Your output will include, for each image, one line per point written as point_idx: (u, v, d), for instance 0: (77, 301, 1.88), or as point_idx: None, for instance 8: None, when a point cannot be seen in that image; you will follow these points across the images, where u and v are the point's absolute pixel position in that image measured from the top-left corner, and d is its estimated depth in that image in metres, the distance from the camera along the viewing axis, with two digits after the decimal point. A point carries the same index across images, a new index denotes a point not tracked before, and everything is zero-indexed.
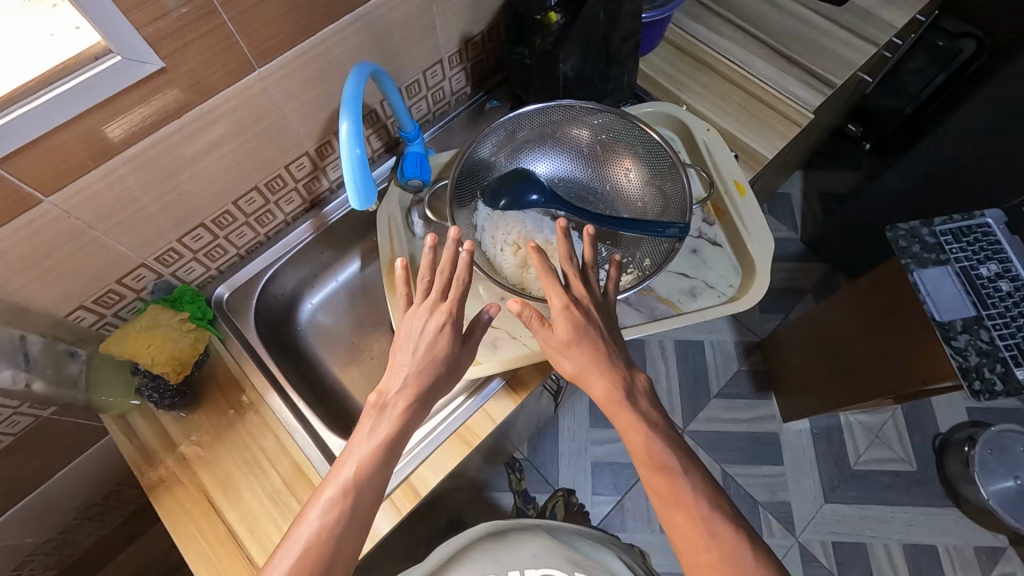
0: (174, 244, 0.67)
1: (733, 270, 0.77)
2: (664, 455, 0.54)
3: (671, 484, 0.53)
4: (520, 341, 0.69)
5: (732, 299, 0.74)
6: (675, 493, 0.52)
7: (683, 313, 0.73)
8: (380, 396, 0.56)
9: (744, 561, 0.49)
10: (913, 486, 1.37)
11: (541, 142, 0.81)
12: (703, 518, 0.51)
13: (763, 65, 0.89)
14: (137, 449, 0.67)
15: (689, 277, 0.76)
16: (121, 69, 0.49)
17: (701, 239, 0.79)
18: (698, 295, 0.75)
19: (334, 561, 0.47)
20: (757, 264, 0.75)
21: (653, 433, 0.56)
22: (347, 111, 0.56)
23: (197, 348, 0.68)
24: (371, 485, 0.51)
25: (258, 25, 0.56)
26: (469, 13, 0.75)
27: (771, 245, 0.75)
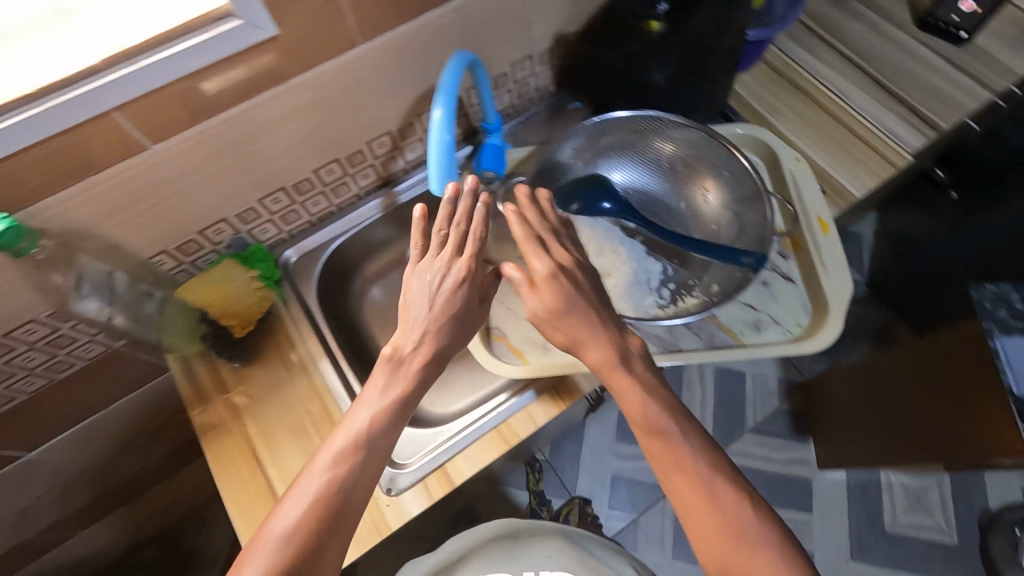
0: (254, 204, 0.70)
1: (802, 309, 0.73)
2: (665, 417, 0.53)
3: (674, 451, 0.52)
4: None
5: (799, 339, 0.71)
6: (676, 459, 0.52)
7: (744, 345, 0.71)
8: (395, 351, 0.56)
9: (743, 519, 0.50)
10: (950, 558, 1.29)
11: (622, 150, 0.78)
12: (705, 480, 0.51)
13: (863, 98, 0.85)
14: (193, 390, 0.71)
15: (754, 309, 0.74)
16: (238, 32, 0.51)
17: (774, 273, 0.76)
18: (762, 329, 0.73)
19: (342, 514, 0.48)
20: (831, 305, 0.71)
21: (650, 397, 0.55)
22: (440, 99, 0.58)
23: (261, 307, 0.71)
24: (382, 441, 0.52)
25: (367, 3, 0.57)
26: (567, 10, 0.74)
27: (849, 289, 0.71)
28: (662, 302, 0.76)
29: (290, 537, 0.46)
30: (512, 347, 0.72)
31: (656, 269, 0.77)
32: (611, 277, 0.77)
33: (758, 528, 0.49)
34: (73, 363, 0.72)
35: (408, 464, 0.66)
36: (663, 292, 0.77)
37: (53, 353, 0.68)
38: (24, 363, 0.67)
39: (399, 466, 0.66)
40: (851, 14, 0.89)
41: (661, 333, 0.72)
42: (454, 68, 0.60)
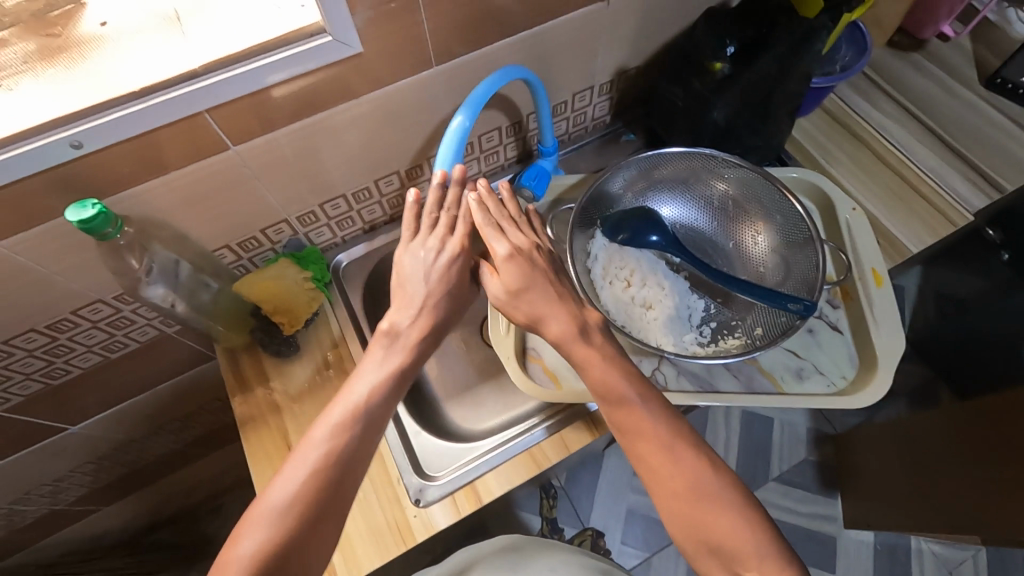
0: (315, 208, 0.73)
1: (849, 361, 0.72)
2: (627, 384, 0.53)
3: (637, 418, 0.51)
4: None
5: (844, 393, 0.69)
6: (641, 427, 0.50)
7: (785, 394, 0.70)
8: (391, 327, 0.59)
9: (707, 481, 0.47)
10: None
11: (673, 185, 0.80)
12: (667, 444, 0.49)
13: (925, 152, 0.84)
14: (237, 381, 0.73)
15: (798, 356, 0.73)
16: (327, 47, 0.53)
17: (821, 321, 0.74)
18: (804, 378, 0.71)
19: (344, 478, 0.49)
20: (881, 361, 0.69)
21: (612, 364, 0.55)
22: (466, 107, 0.59)
23: (310, 307, 0.73)
24: (381, 410, 0.54)
25: (447, 28, 0.59)
26: (631, 46, 0.75)
27: (901, 345, 0.69)
28: (702, 340, 0.75)
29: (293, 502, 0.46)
30: (548, 370, 0.71)
31: (699, 306, 0.77)
32: (652, 310, 0.76)
33: (726, 493, 0.47)
34: (127, 344, 0.75)
35: (438, 476, 0.66)
36: (704, 329, 0.76)
37: (111, 333, 0.72)
38: (85, 340, 0.71)
39: (429, 478, 0.66)
40: (915, 69, 0.89)
41: (699, 372, 0.71)
42: (498, 79, 0.60)
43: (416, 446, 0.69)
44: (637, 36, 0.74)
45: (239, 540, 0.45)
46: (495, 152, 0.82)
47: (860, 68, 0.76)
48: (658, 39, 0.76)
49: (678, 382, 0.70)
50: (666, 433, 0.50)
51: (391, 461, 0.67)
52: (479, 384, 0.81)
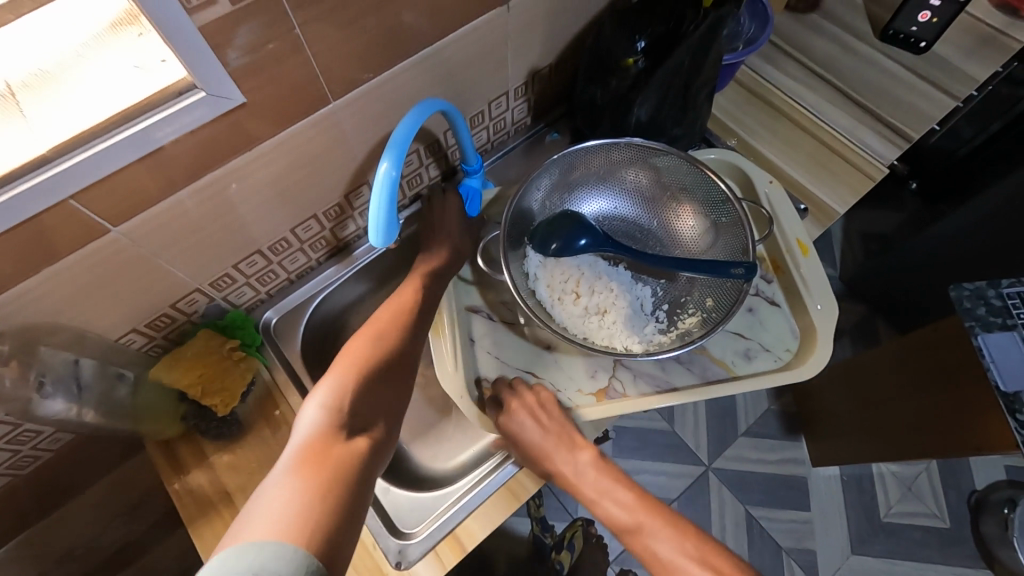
0: (229, 270, 0.66)
1: (791, 334, 0.73)
2: (642, 512, 0.60)
3: (651, 546, 0.57)
4: (565, 395, 0.69)
5: (789, 367, 0.70)
6: (653, 554, 0.57)
7: (736, 378, 0.70)
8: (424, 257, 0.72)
9: None
10: (944, 543, 1.32)
11: (596, 179, 0.78)
12: (692, 560, 0.55)
13: (836, 113, 0.86)
14: (175, 470, 0.66)
15: (744, 337, 0.73)
16: (204, 104, 0.47)
17: (758, 298, 0.75)
18: (753, 358, 0.71)
19: (394, 363, 0.60)
20: (819, 332, 0.70)
21: (620, 501, 0.61)
22: (390, 152, 0.52)
23: (245, 378, 0.67)
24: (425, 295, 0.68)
25: (339, 60, 0.54)
26: (541, 47, 0.72)
27: (835, 311, 0.71)
28: (661, 327, 0.75)
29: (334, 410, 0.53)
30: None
31: (647, 294, 0.76)
32: (608, 314, 0.75)
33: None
34: (39, 456, 0.67)
35: (415, 533, 0.63)
36: (659, 314, 0.76)
37: (15, 450, 0.63)
38: None
39: (406, 536, 0.62)
40: (814, 28, 0.91)
41: (653, 371, 0.71)
42: (415, 120, 0.54)
43: (386, 504, 0.65)
44: (545, 34, 0.71)
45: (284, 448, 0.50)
46: (416, 175, 0.77)
47: (765, 40, 0.76)
48: (566, 36, 0.74)
49: (636, 385, 0.70)
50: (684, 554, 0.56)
51: (362, 526, 0.62)
52: (445, 416, 0.78)
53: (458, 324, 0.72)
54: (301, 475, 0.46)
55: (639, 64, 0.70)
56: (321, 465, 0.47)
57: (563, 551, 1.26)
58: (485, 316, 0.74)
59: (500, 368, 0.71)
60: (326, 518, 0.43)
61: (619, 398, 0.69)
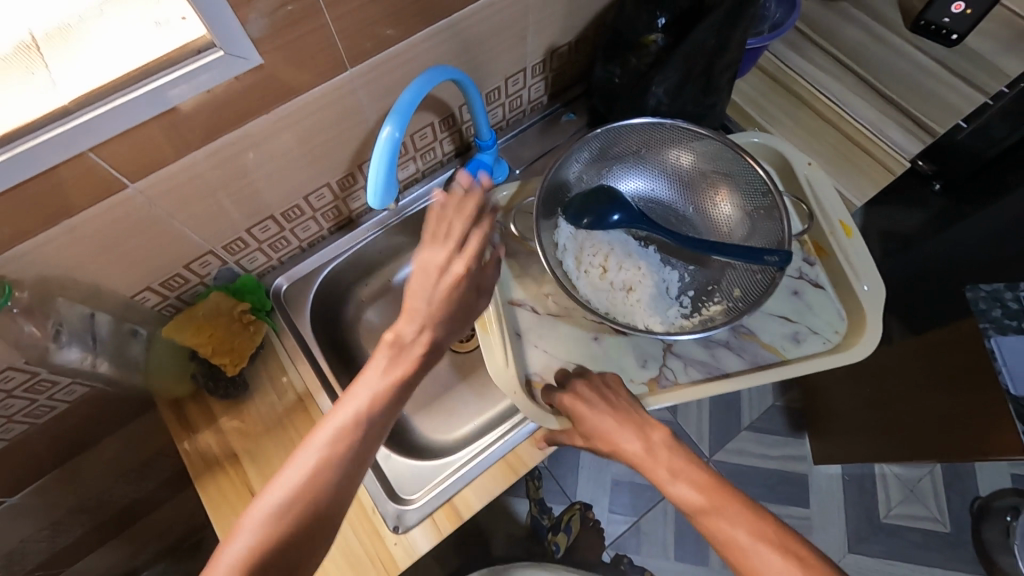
0: (242, 234, 0.67)
1: (838, 315, 0.72)
2: (716, 493, 0.53)
3: (725, 530, 0.51)
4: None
5: (839, 349, 0.69)
6: (729, 538, 0.50)
7: (788, 362, 0.69)
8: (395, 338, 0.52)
9: None
10: (943, 547, 1.32)
11: (633, 158, 0.77)
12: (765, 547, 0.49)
13: (862, 105, 0.84)
14: (184, 428, 0.68)
15: (791, 321, 0.72)
16: (222, 64, 0.47)
17: (802, 281, 0.74)
18: (802, 341, 0.71)
19: (338, 490, 0.47)
20: (869, 312, 0.69)
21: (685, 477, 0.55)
22: (393, 117, 0.52)
23: (254, 341, 0.68)
24: (383, 413, 0.50)
25: (358, 27, 0.54)
26: (560, 24, 0.71)
27: (883, 292, 0.70)
28: (684, 312, 0.74)
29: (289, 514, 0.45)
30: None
31: (674, 278, 0.76)
32: (633, 292, 0.75)
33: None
34: (54, 406, 0.68)
35: (414, 499, 0.64)
36: (684, 300, 0.75)
37: (32, 399, 0.65)
38: (3, 410, 0.64)
39: (404, 502, 0.64)
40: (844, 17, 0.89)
41: (704, 358, 0.71)
42: (422, 86, 0.54)
43: (386, 470, 0.66)
44: (566, 11, 0.70)
45: (227, 547, 0.44)
46: (430, 149, 0.77)
47: (791, 26, 0.75)
48: (587, 13, 0.73)
49: (686, 374, 0.70)
50: (764, 541, 0.49)
51: (362, 488, 0.63)
52: (449, 390, 0.80)
53: (504, 318, 0.71)
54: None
55: (657, 44, 0.68)
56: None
57: (560, 533, 1.29)
58: (530, 309, 0.72)
59: (548, 360, 0.70)
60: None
61: (671, 386, 0.69)
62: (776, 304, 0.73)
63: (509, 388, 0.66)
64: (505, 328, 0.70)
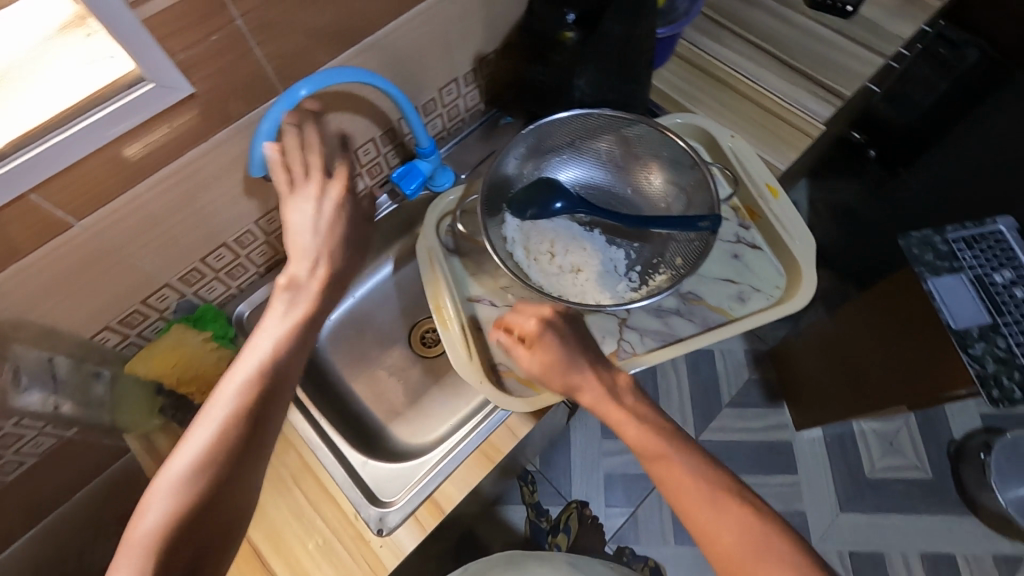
0: (197, 264, 0.68)
1: (777, 273, 0.77)
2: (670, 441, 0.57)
3: (677, 475, 0.54)
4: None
5: (780, 302, 0.74)
6: (681, 483, 0.54)
7: (735, 320, 0.73)
8: (291, 279, 0.62)
9: (765, 544, 0.50)
10: (928, 494, 1.36)
11: (566, 150, 0.81)
12: (707, 494, 0.53)
13: (773, 78, 0.90)
14: (158, 464, 0.67)
15: (734, 282, 0.76)
16: (154, 94, 0.50)
17: (740, 244, 0.79)
18: (746, 300, 0.75)
19: (253, 436, 0.53)
20: (802, 265, 0.75)
21: (643, 424, 0.59)
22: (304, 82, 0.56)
23: (220, 366, 0.69)
24: (286, 362, 0.57)
25: (285, 51, 0.57)
26: (483, 33, 0.76)
27: (813, 245, 0.75)
28: (634, 285, 0.78)
29: (208, 462, 0.51)
30: (522, 380, 0.70)
31: (620, 256, 0.80)
32: (582, 272, 0.78)
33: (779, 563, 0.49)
34: (22, 462, 0.66)
35: (395, 501, 0.65)
36: (632, 275, 0.79)
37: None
38: None
39: (386, 504, 0.64)
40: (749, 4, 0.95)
41: (658, 327, 0.74)
42: (346, 75, 0.58)
43: (365, 477, 0.67)
44: (487, 21, 0.75)
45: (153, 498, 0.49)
46: (375, 164, 0.80)
47: (696, 11, 0.81)
48: (508, 21, 0.78)
49: (643, 344, 0.73)
50: (710, 490, 0.53)
51: (344, 498, 0.65)
52: (422, 395, 0.81)
53: (464, 314, 0.73)
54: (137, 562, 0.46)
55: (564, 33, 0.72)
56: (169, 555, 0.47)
57: (559, 534, 1.32)
58: (488, 303, 0.75)
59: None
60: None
61: (630, 357, 0.72)
62: (718, 269, 0.77)
63: (475, 379, 0.68)
64: (467, 323, 0.72)
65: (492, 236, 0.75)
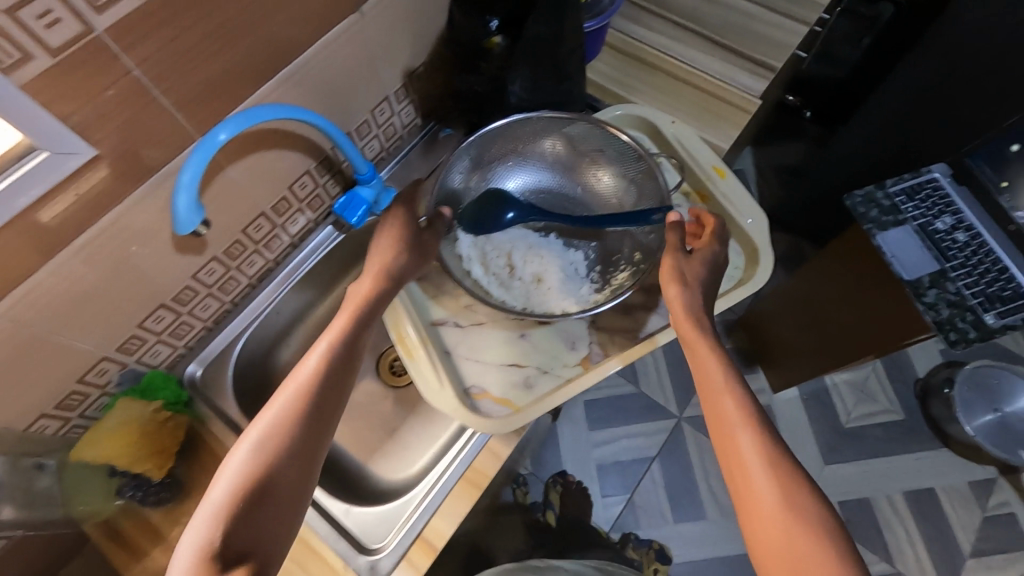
0: (136, 330, 0.63)
1: (735, 252, 0.77)
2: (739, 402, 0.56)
3: (729, 428, 0.54)
4: (552, 373, 0.70)
5: (742, 282, 0.75)
6: (732, 440, 0.53)
7: None
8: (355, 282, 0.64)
9: (811, 516, 0.47)
10: (903, 433, 1.42)
11: (509, 158, 0.79)
12: (763, 456, 0.51)
13: (706, 58, 0.90)
14: (124, 549, 0.63)
15: None
16: (52, 163, 0.45)
17: None
18: None
19: (318, 415, 0.52)
20: (758, 243, 0.76)
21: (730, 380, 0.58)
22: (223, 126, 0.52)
23: (176, 437, 0.64)
24: (346, 349, 0.57)
25: (195, 96, 0.53)
26: (409, 48, 0.73)
27: (765, 221, 0.76)
28: (597, 285, 0.78)
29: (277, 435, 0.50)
30: (498, 400, 0.68)
31: (580, 258, 0.79)
32: (545, 280, 0.77)
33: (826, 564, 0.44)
34: None
35: (383, 546, 0.62)
36: (593, 275, 0.79)
37: None
38: None
39: (375, 551, 0.62)
40: None
41: (626, 324, 0.74)
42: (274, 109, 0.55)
43: (350, 525, 0.64)
44: (411, 35, 0.72)
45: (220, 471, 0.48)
46: (316, 196, 0.76)
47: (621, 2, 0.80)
48: (432, 32, 0.75)
49: (614, 343, 0.72)
50: (769, 463, 0.51)
51: (330, 552, 0.62)
52: (400, 426, 0.79)
53: (429, 341, 0.71)
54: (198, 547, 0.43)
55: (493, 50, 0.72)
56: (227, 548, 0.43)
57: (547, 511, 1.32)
58: (453, 325, 0.73)
59: (482, 369, 0.70)
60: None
61: (603, 359, 0.71)
62: None
63: (451, 408, 0.66)
64: (433, 351, 0.70)
65: (446, 260, 0.73)
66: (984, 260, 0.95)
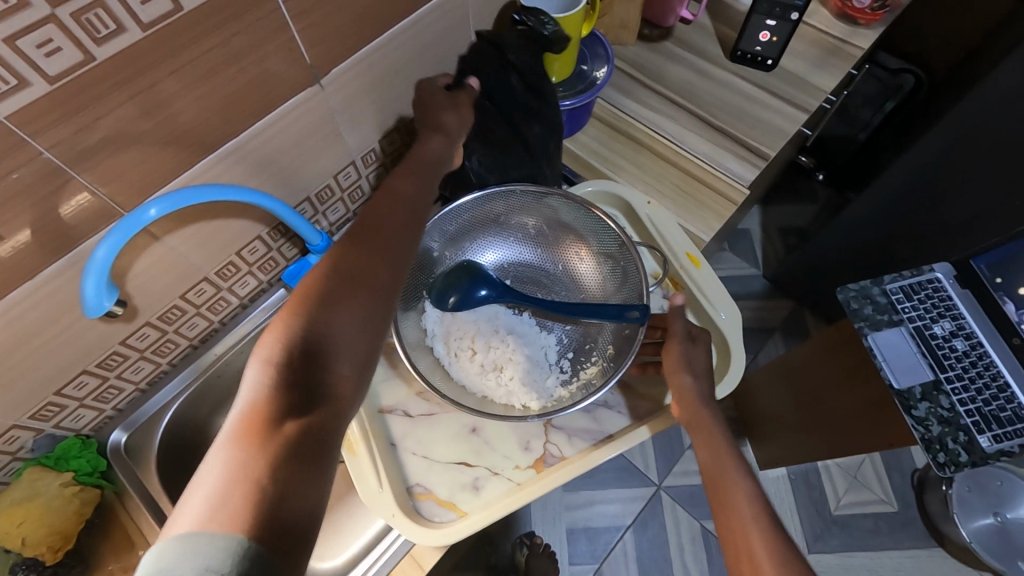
0: (52, 398, 0.60)
1: None
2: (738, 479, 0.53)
3: (730, 501, 0.51)
4: (502, 476, 0.65)
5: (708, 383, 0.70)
6: (733, 520, 0.50)
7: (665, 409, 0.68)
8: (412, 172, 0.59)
9: None
10: (895, 527, 1.32)
11: (486, 230, 0.75)
12: (767, 539, 0.47)
13: (696, 139, 0.85)
14: None
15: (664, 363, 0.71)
16: None
17: None
18: None
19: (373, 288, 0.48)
20: (729, 341, 0.70)
21: (728, 455, 0.55)
22: (159, 200, 0.48)
23: (81, 515, 0.64)
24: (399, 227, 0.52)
25: (122, 173, 0.50)
26: (377, 115, 0.70)
27: (739, 317, 0.71)
28: (565, 377, 0.73)
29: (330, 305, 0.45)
30: (442, 503, 0.64)
31: (552, 343, 0.74)
32: (506, 370, 0.71)
33: None
34: None
35: None
36: (563, 363, 0.73)
37: None
38: None
39: None
40: (669, 57, 0.92)
41: (585, 424, 0.68)
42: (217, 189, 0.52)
43: None
44: (379, 103, 0.69)
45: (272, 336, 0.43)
46: (268, 259, 0.73)
47: (607, 81, 0.79)
48: (405, 97, 0.72)
49: (572, 446, 0.67)
50: (772, 547, 0.47)
51: None
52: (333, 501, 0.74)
53: (373, 434, 0.66)
54: (219, 485, 0.34)
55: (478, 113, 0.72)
56: (271, 423, 0.38)
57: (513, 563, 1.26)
58: (402, 413, 0.69)
59: (428, 466, 0.66)
60: (244, 559, 0.30)
61: (557, 463, 0.66)
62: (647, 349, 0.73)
63: (388, 512, 0.62)
64: (376, 444, 0.65)
65: (405, 336, 0.68)
66: (983, 374, 0.88)
